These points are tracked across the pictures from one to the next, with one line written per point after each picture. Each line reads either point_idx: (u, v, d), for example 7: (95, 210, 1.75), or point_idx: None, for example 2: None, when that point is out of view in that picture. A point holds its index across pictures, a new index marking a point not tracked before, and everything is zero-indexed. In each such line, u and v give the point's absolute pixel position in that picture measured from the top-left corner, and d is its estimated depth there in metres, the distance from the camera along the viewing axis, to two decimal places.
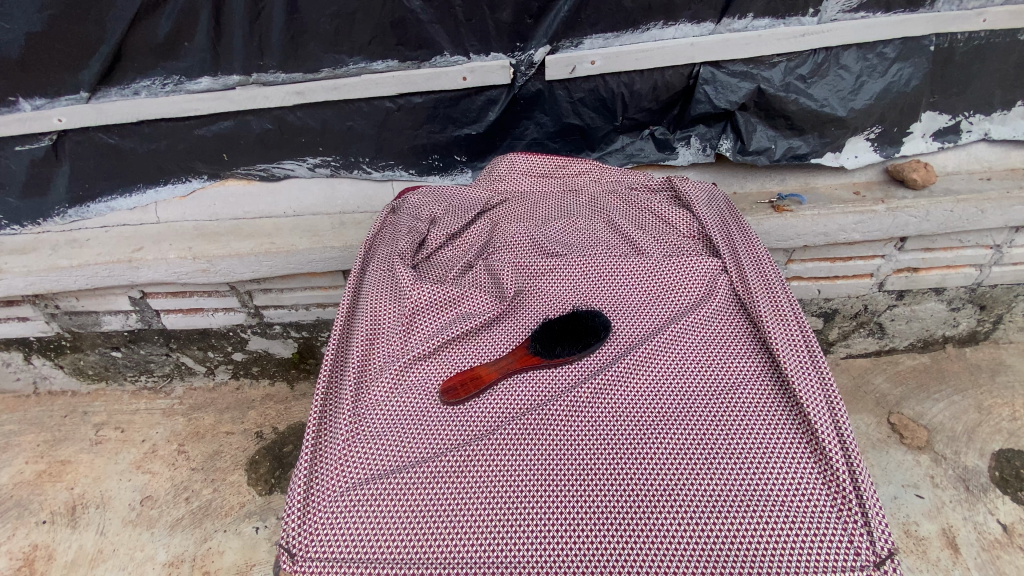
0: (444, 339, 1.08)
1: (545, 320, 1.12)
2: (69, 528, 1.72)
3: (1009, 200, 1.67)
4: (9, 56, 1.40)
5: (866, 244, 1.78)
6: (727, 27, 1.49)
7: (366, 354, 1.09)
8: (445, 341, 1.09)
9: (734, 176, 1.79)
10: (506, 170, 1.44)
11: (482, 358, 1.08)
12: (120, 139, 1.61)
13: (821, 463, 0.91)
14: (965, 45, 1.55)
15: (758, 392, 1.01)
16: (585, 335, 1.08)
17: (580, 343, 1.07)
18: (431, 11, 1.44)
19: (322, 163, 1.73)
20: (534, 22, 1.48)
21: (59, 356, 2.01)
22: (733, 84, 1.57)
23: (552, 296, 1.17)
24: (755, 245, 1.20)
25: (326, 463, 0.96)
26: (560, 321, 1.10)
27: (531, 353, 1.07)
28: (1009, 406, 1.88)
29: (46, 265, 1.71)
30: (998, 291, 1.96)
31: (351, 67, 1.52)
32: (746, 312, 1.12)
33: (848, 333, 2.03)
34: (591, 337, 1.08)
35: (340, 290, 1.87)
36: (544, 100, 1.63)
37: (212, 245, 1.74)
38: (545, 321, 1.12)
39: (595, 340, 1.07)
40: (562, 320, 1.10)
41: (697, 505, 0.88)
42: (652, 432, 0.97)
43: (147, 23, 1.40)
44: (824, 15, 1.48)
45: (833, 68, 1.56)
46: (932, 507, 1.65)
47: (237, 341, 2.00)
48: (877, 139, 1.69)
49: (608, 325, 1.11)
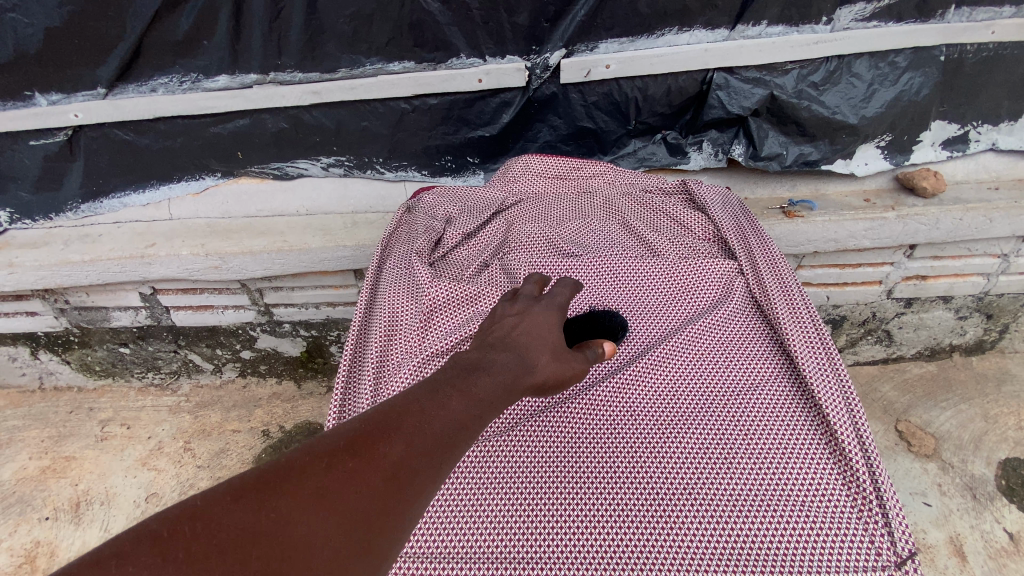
0: (460, 338, 1.07)
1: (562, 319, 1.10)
2: (73, 525, 1.71)
3: (1018, 209, 1.68)
4: (28, 51, 1.41)
5: (876, 251, 1.78)
6: (741, 33, 1.51)
7: (384, 350, 1.10)
8: (461, 340, 1.07)
9: (746, 182, 1.80)
10: (520, 171, 1.45)
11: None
12: (135, 136, 1.62)
13: (839, 463, 0.92)
14: (975, 56, 1.56)
15: (775, 393, 1.02)
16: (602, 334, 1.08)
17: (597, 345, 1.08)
18: (448, 14, 1.46)
19: (336, 163, 1.74)
20: (550, 25, 1.49)
21: (67, 352, 2.01)
22: (746, 90, 1.58)
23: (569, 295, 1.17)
24: (770, 248, 1.21)
25: None
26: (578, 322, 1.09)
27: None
28: (1015, 416, 1.88)
29: (59, 259, 1.71)
30: (1005, 301, 1.97)
31: (368, 68, 1.54)
32: (763, 315, 1.13)
33: (855, 340, 2.04)
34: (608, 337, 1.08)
35: (351, 290, 1.87)
36: (558, 103, 1.64)
37: (224, 242, 1.75)
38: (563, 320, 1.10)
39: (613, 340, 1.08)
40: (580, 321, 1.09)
41: (715, 502, 0.88)
42: (671, 430, 0.98)
43: (167, 21, 1.41)
44: (837, 23, 1.50)
45: (845, 76, 1.57)
46: (940, 515, 1.65)
47: (246, 339, 2.00)
48: (887, 147, 1.70)
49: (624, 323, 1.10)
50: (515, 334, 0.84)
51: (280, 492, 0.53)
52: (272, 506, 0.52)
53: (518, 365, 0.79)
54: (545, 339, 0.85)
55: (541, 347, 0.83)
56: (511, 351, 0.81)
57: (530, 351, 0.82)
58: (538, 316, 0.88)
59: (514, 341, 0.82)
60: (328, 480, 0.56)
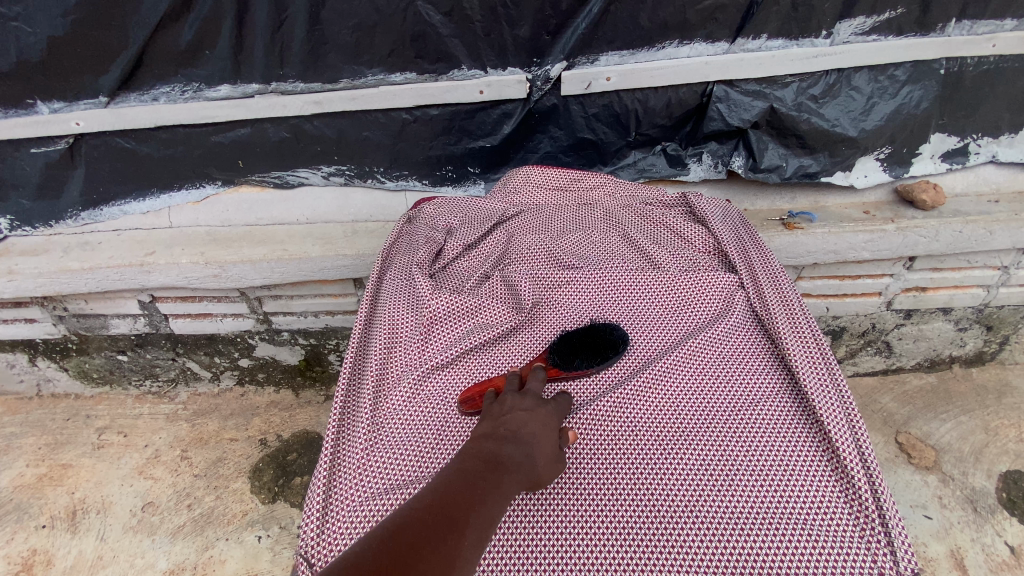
0: (461, 350, 1.09)
1: (561, 336, 1.11)
2: (68, 533, 1.69)
3: (1018, 221, 1.68)
4: (31, 59, 1.41)
5: (876, 263, 1.79)
6: (741, 47, 1.52)
7: (384, 362, 1.10)
8: (462, 352, 1.09)
9: (745, 194, 1.80)
10: (521, 183, 1.46)
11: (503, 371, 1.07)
12: (137, 144, 1.63)
13: (841, 481, 0.92)
14: (975, 69, 1.57)
15: (776, 409, 1.02)
16: (603, 350, 1.08)
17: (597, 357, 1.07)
18: (451, 25, 1.46)
19: (337, 172, 1.75)
20: (551, 38, 1.50)
21: (64, 359, 2.01)
22: (746, 103, 1.59)
23: (569, 309, 1.18)
24: (770, 262, 1.22)
25: (344, 471, 0.96)
26: (577, 338, 1.10)
27: (548, 367, 1.05)
28: (1015, 428, 1.87)
29: (57, 267, 1.70)
30: (1005, 313, 1.97)
31: (370, 78, 1.54)
32: (764, 329, 1.14)
33: (855, 351, 2.04)
34: (608, 350, 1.08)
35: (350, 298, 1.87)
36: (558, 114, 1.65)
37: (224, 250, 1.74)
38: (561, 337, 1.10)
39: (614, 354, 1.08)
40: (580, 337, 1.10)
41: (717, 520, 0.88)
42: (672, 446, 0.98)
43: (170, 31, 1.42)
44: (837, 37, 1.51)
45: (845, 89, 1.58)
46: (940, 527, 1.64)
47: (245, 347, 2.00)
48: (886, 159, 1.71)
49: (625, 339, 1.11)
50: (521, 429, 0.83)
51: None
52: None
53: (528, 464, 0.80)
54: (547, 436, 0.85)
55: (547, 442, 0.84)
56: (522, 448, 0.81)
57: (535, 446, 0.82)
58: (542, 414, 0.87)
59: (526, 438, 0.82)
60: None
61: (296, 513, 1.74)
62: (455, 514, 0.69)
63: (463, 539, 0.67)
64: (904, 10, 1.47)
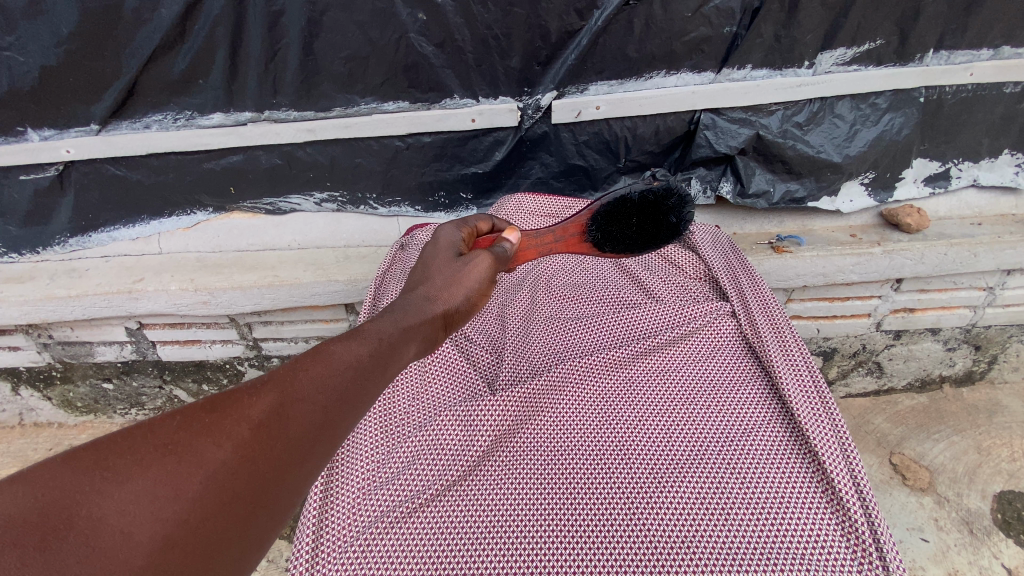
0: (461, 390, 1.12)
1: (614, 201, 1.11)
2: None
3: (1001, 243, 1.71)
4: (21, 88, 1.41)
5: (864, 285, 1.81)
6: (727, 76, 1.55)
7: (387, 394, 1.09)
8: (462, 392, 1.12)
9: (734, 218, 1.83)
10: (513, 210, 1.47)
11: (504, 409, 1.07)
12: (127, 171, 1.63)
13: (837, 513, 0.91)
14: (953, 97, 1.63)
15: (770, 436, 1.01)
16: (653, 215, 1.12)
17: (652, 229, 1.14)
18: (443, 56, 1.49)
19: (329, 199, 1.76)
20: (541, 68, 1.53)
21: (48, 387, 1.97)
22: (732, 129, 1.62)
23: (570, 346, 1.21)
24: (760, 288, 1.24)
25: (335, 508, 0.93)
26: (633, 202, 1.11)
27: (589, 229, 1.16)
28: (1007, 447, 1.88)
29: (42, 294, 1.67)
30: (992, 332, 1.99)
31: (363, 107, 1.56)
32: (754, 354, 1.15)
33: (847, 372, 2.05)
34: (664, 224, 1.13)
35: (341, 324, 1.85)
36: (549, 141, 1.67)
37: (214, 277, 1.72)
38: (613, 200, 1.12)
39: (656, 216, 1.12)
40: (638, 202, 1.11)
41: (712, 552, 0.87)
42: (665, 476, 0.97)
43: (163, 61, 1.42)
44: (819, 67, 1.55)
45: (828, 117, 1.62)
46: (937, 551, 1.63)
47: (233, 373, 1.97)
48: (871, 184, 1.74)
49: (688, 219, 1.15)
50: (414, 287, 0.96)
51: (73, 507, 0.52)
52: (61, 525, 0.50)
53: (419, 306, 0.91)
54: (435, 282, 0.96)
55: (438, 287, 0.95)
56: (411, 300, 0.92)
57: (432, 292, 0.94)
58: (434, 264, 1.00)
59: (417, 291, 0.95)
60: (144, 460, 0.56)
61: (284, 545, 1.69)
62: (269, 424, 0.64)
63: (253, 432, 0.62)
64: (884, 41, 1.52)
